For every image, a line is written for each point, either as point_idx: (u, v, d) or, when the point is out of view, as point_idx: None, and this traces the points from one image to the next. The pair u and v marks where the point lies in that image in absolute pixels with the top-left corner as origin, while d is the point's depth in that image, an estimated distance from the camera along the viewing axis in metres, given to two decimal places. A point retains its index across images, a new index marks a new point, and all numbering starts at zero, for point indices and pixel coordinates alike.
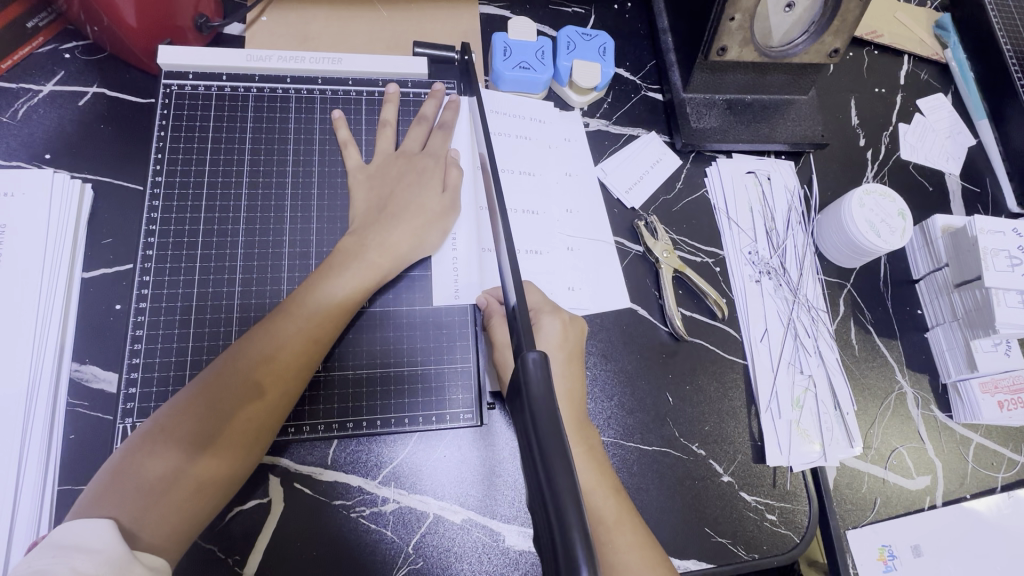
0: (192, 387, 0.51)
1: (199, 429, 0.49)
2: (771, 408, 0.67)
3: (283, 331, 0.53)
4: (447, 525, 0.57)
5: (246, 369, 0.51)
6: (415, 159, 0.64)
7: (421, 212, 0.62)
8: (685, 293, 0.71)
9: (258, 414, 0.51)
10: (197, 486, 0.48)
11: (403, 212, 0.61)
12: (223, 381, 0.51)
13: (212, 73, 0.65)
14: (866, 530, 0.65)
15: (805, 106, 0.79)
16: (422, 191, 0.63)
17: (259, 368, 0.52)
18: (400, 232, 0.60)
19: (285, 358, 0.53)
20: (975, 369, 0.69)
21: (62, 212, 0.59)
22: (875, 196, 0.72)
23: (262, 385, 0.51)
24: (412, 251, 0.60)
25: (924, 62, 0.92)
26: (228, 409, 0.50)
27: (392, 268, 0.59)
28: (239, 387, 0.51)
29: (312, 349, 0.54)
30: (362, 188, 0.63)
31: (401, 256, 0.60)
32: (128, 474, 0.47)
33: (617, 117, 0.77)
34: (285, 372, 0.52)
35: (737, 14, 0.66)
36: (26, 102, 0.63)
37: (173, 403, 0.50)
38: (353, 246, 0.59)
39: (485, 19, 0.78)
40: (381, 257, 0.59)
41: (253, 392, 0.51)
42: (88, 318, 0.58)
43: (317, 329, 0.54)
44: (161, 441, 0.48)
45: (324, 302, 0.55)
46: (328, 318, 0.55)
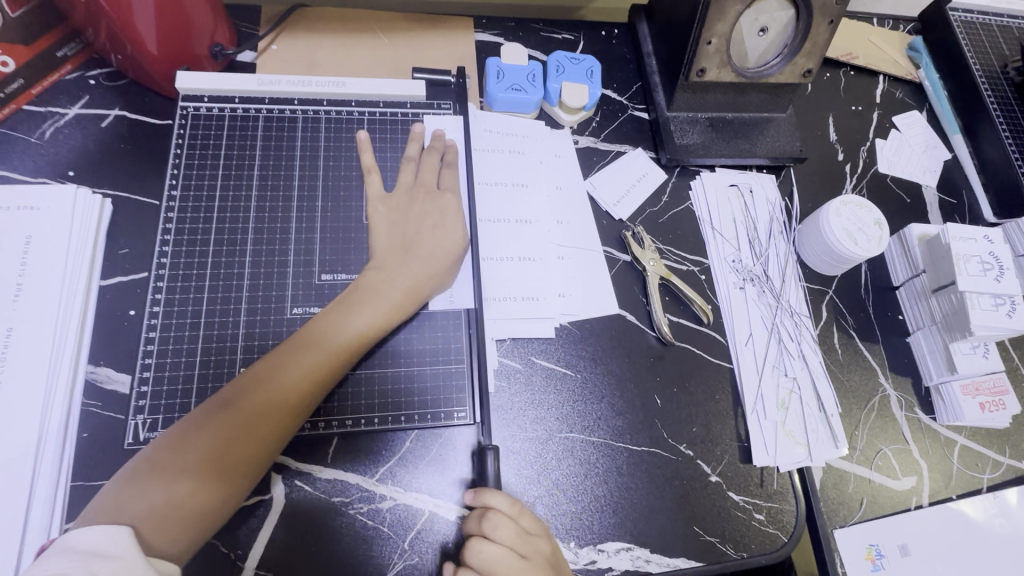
0: (208, 410, 0.53)
1: (213, 454, 0.51)
2: (757, 409, 0.69)
3: (298, 366, 0.56)
4: (442, 522, 0.59)
5: (259, 401, 0.54)
6: (419, 192, 0.68)
7: (437, 250, 0.65)
8: (672, 300, 0.74)
9: (277, 436, 0.54)
10: (205, 510, 0.50)
11: (420, 246, 0.64)
12: (238, 412, 0.53)
13: (225, 96, 0.70)
14: (854, 529, 0.66)
15: (784, 124, 0.83)
16: (439, 222, 0.66)
17: (271, 402, 0.54)
18: (421, 270, 0.63)
19: (298, 391, 0.55)
20: (955, 371, 0.71)
21: (83, 224, 0.63)
22: (852, 207, 0.75)
23: (276, 417, 0.54)
24: (429, 287, 0.63)
25: (899, 81, 0.96)
26: (251, 429, 0.53)
27: (411, 304, 0.62)
28: (255, 418, 0.53)
29: (332, 376, 0.57)
30: (382, 217, 0.66)
31: (419, 294, 0.62)
32: (142, 493, 0.48)
33: (605, 135, 0.82)
34: (298, 405, 0.55)
35: (713, 38, 0.71)
36: (53, 124, 0.68)
37: (197, 419, 0.52)
38: (373, 284, 0.61)
39: (481, 45, 0.83)
40: (400, 295, 0.61)
41: (266, 424, 0.53)
42: (104, 323, 0.61)
43: (338, 358, 0.57)
44: (174, 465, 0.50)
45: (338, 338, 0.58)
46: (342, 352, 0.57)
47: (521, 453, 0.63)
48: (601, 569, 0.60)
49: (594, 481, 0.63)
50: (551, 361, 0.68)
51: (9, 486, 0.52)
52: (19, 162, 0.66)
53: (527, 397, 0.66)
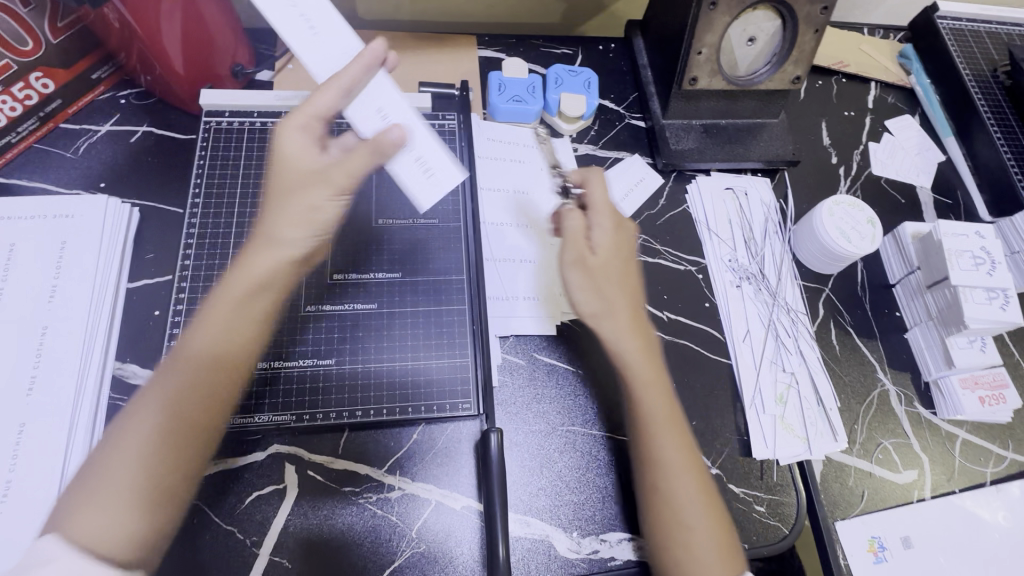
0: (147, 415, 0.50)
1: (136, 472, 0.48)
2: (755, 403, 0.71)
3: (181, 362, 0.52)
4: (449, 511, 0.61)
5: (166, 411, 0.50)
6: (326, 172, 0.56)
7: (321, 183, 0.56)
8: (670, 298, 0.76)
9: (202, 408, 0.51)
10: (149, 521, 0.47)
11: (287, 211, 0.56)
12: (181, 427, 0.50)
13: (245, 111, 0.75)
14: (855, 521, 0.67)
15: (777, 128, 0.86)
16: (312, 197, 0.56)
17: (167, 404, 0.50)
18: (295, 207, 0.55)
19: (194, 391, 0.51)
20: (952, 365, 0.72)
21: (114, 231, 0.67)
22: (844, 206, 0.78)
23: (197, 410, 0.51)
24: (308, 235, 0.56)
25: (891, 87, 0.99)
26: (180, 412, 0.50)
27: (292, 255, 0.56)
28: (193, 428, 0.50)
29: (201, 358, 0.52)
30: (291, 175, 0.56)
31: (290, 235, 0.56)
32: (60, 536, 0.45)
33: (604, 142, 0.85)
34: (217, 388, 0.52)
35: (703, 48, 0.75)
36: (87, 140, 0.73)
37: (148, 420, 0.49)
38: (283, 217, 0.55)
39: (484, 61, 0.88)
40: (256, 268, 0.55)
41: (199, 421, 0.51)
42: (131, 323, 0.65)
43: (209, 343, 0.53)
44: (85, 499, 0.46)
45: (199, 337, 0.53)
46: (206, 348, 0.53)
47: (524, 445, 0.66)
48: (603, 558, 0.61)
49: (596, 472, 0.65)
50: (553, 357, 0.70)
51: (44, 473, 0.56)
52: (56, 175, 0.71)
53: (530, 392, 0.68)
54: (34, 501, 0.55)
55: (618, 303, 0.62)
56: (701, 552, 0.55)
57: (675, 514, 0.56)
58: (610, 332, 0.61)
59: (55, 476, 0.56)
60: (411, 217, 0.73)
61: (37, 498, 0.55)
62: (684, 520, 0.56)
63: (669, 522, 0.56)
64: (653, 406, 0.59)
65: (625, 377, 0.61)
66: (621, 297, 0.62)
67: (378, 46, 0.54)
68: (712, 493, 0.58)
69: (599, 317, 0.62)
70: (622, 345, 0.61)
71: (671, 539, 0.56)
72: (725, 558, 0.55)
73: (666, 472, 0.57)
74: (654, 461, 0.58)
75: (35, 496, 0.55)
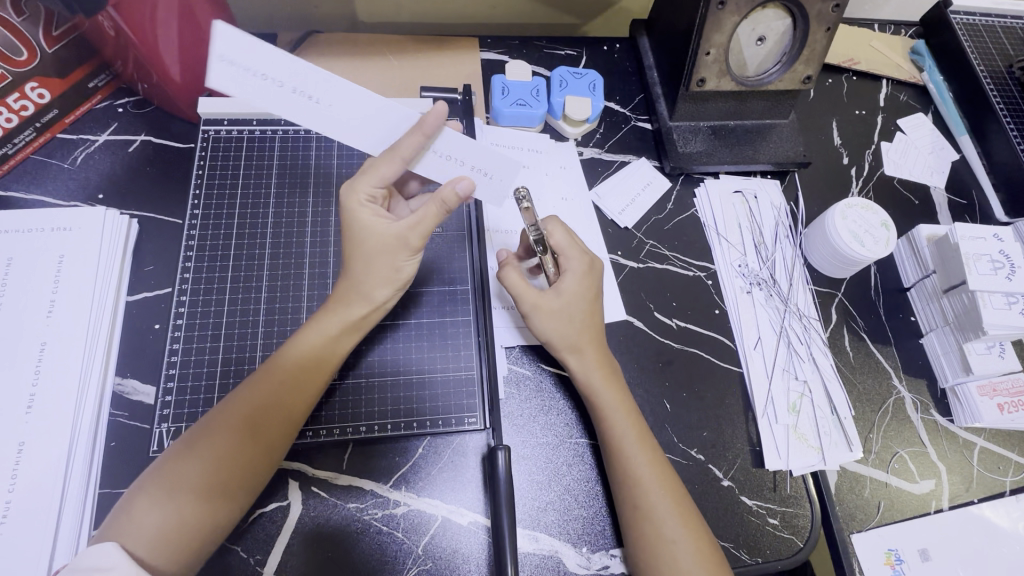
0: (228, 422, 0.54)
1: (205, 477, 0.52)
2: (767, 413, 0.69)
3: (289, 372, 0.57)
4: (455, 528, 0.60)
5: (252, 415, 0.54)
6: (407, 242, 0.58)
7: (400, 247, 0.58)
8: (680, 305, 0.75)
9: (279, 424, 0.55)
10: (202, 525, 0.51)
11: (371, 268, 0.59)
12: (252, 439, 0.54)
13: (243, 119, 0.74)
14: (871, 533, 0.66)
15: (787, 129, 0.84)
16: (395, 261, 0.59)
17: (260, 410, 0.55)
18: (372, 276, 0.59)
19: (284, 405, 0.56)
20: (970, 372, 0.71)
21: (112, 243, 0.66)
22: (857, 209, 0.76)
23: (283, 422, 0.56)
24: (384, 297, 0.61)
25: (903, 85, 0.97)
26: (261, 425, 0.55)
27: (370, 312, 0.61)
28: (262, 442, 0.54)
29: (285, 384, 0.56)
30: (370, 238, 0.59)
31: (373, 297, 0.60)
32: (135, 517, 0.50)
33: (609, 146, 0.83)
34: (294, 406, 0.56)
35: (711, 48, 0.73)
36: (84, 150, 0.72)
37: (220, 427, 0.54)
38: (366, 276, 0.59)
39: (486, 64, 0.87)
40: (351, 317, 0.60)
41: (278, 431, 0.55)
42: (131, 337, 0.64)
43: (292, 371, 0.57)
44: (169, 487, 0.51)
45: (311, 351, 0.58)
46: (289, 371, 0.57)
47: (532, 458, 0.64)
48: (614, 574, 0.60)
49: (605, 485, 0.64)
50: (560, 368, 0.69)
51: (43, 493, 0.55)
52: (53, 186, 0.70)
53: (537, 404, 0.67)
54: (33, 523, 0.54)
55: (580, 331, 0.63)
56: (683, 563, 0.54)
57: (656, 530, 0.56)
58: (573, 360, 0.63)
59: (55, 496, 0.55)
60: None
61: (36, 519, 0.54)
62: (665, 534, 0.55)
63: (651, 538, 0.56)
64: (619, 426, 0.61)
65: (592, 402, 0.62)
66: (582, 325, 0.63)
67: (441, 109, 0.52)
68: (687, 503, 0.58)
69: (567, 350, 0.63)
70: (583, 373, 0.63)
71: (653, 555, 0.55)
72: (706, 564, 0.55)
73: (643, 489, 0.57)
74: (630, 477, 0.58)
75: (34, 517, 0.54)
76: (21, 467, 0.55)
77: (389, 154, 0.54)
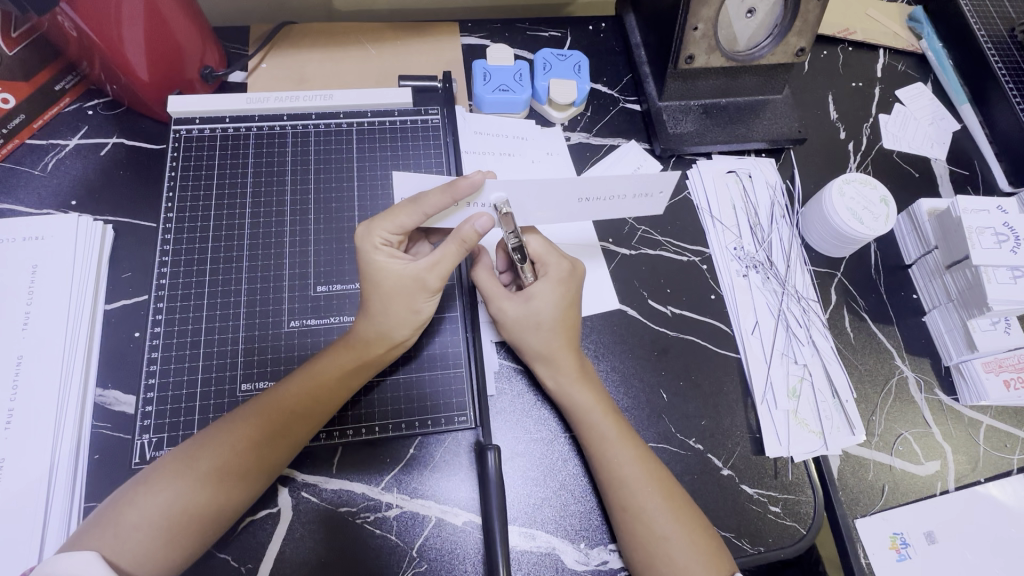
0: (244, 424, 0.54)
1: (205, 477, 0.51)
2: (767, 399, 0.67)
3: (312, 386, 0.56)
4: (450, 529, 0.59)
5: (274, 419, 0.54)
6: (424, 281, 0.57)
7: (419, 288, 0.57)
8: (674, 292, 0.73)
9: (295, 434, 0.55)
10: (192, 524, 0.50)
11: (389, 311, 0.57)
12: (265, 447, 0.53)
13: (216, 116, 0.71)
14: (876, 518, 0.64)
15: (781, 105, 0.81)
16: (414, 302, 0.58)
17: (284, 417, 0.54)
18: (390, 317, 0.57)
19: (304, 416, 0.55)
20: (975, 349, 0.69)
21: (86, 250, 0.64)
22: (855, 185, 0.73)
23: (301, 434, 0.55)
24: (400, 335, 0.58)
25: (901, 54, 0.93)
26: (277, 433, 0.54)
27: (380, 354, 0.58)
28: (272, 449, 0.54)
29: (314, 400, 0.55)
30: (385, 283, 0.57)
31: (394, 338, 0.58)
32: (142, 498, 0.50)
33: (598, 129, 0.81)
34: (314, 422, 0.56)
35: (699, 23, 0.69)
36: (55, 156, 0.70)
37: (235, 428, 0.53)
38: (381, 320, 0.57)
39: (467, 49, 0.84)
40: (366, 339, 0.57)
41: (292, 442, 0.55)
42: (110, 346, 0.62)
43: (321, 388, 0.56)
44: (173, 479, 0.51)
45: (337, 370, 0.56)
46: (315, 383, 0.56)
47: (527, 455, 0.63)
48: (613, 569, 0.59)
49: None
50: None
51: (27, 509, 0.54)
52: (24, 194, 0.68)
53: (531, 399, 0.65)
54: (16, 539, 0.53)
55: (547, 308, 0.62)
56: (679, 561, 0.53)
57: (648, 527, 0.55)
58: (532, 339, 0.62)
59: (38, 511, 0.54)
60: None
61: (19, 537, 0.53)
62: (656, 532, 0.54)
63: (645, 536, 0.55)
64: (603, 426, 0.59)
65: (569, 407, 0.61)
66: (558, 330, 0.62)
67: (476, 178, 0.54)
68: (679, 496, 0.57)
69: (544, 359, 0.62)
70: (540, 343, 0.62)
71: (647, 551, 0.54)
72: (703, 559, 0.54)
73: (628, 489, 0.56)
74: (614, 477, 0.57)
75: (18, 534, 0.53)
76: (4, 484, 0.54)
77: (411, 207, 0.55)
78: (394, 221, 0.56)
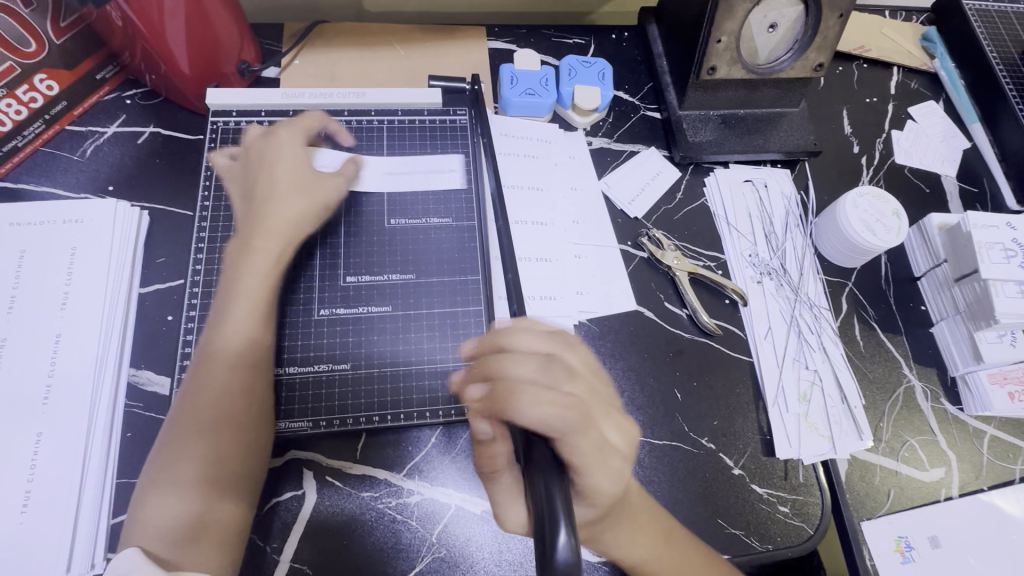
0: (196, 422, 0.56)
1: (195, 474, 0.54)
2: (778, 402, 0.69)
3: (234, 357, 0.59)
4: (468, 516, 0.61)
5: (212, 402, 0.57)
6: (321, 176, 0.68)
7: (314, 193, 0.67)
8: (704, 292, 0.75)
9: (246, 400, 0.57)
10: (210, 511, 0.53)
11: (304, 198, 0.66)
12: (228, 423, 0.56)
13: (252, 110, 0.73)
14: (881, 521, 0.66)
15: (798, 118, 0.83)
16: (322, 200, 0.67)
17: (219, 397, 0.57)
18: (304, 207, 0.66)
19: (242, 383, 0.58)
20: (981, 360, 0.70)
21: (124, 236, 0.66)
22: (868, 198, 0.75)
23: (250, 400, 0.58)
24: (306, 220, 0.66)
25: (915, 72, 0.96)
26: (227, 409, 0.57)
27: (280, 254, 0.64)
28: (238, 420, 0.56)
29: (239, 366, 0.58)
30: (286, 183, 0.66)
31: (303, 229, 0.66)
32: (149, 515, 0.53)
33: (618, 135, 0.83)
34: (248, 387, 0.58)
35: (723, 36, 0.72)
36: (94, 142, 0.72)
37: (188, 428, 0.56)
38: (282, 213, 0.65)
39: (493, 53, 0.86)
40: (257, 278, 0.62)
41: (251, 407, 0.57)
42: (144, 329, 0.64)
43: (240, 353, 0.59)
44: (167, 486, 0.54)
45: (238, 331, 0.60)
46: (237, 351, 0.59)
47: None
48: None
49: None
50: None
51: (62, 483, 0.55)
52: (63, 179, 0.70)
53: None
54: (52, 512, 0.54)
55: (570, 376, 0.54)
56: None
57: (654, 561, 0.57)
58: (611, 428, 0.55)
59: (74, 487, 0.55)
60: (423, 217, 0.71)
61: (56, 510, 0.54)
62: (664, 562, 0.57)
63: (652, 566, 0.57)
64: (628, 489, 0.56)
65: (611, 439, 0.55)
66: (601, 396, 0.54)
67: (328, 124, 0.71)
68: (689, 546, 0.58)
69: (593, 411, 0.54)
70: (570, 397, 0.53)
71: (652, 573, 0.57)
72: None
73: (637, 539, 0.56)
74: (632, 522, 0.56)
75: (53, 506, 0.54)
76: (39, 457, 0.56)
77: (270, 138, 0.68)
78: (258, 150, 0.67)
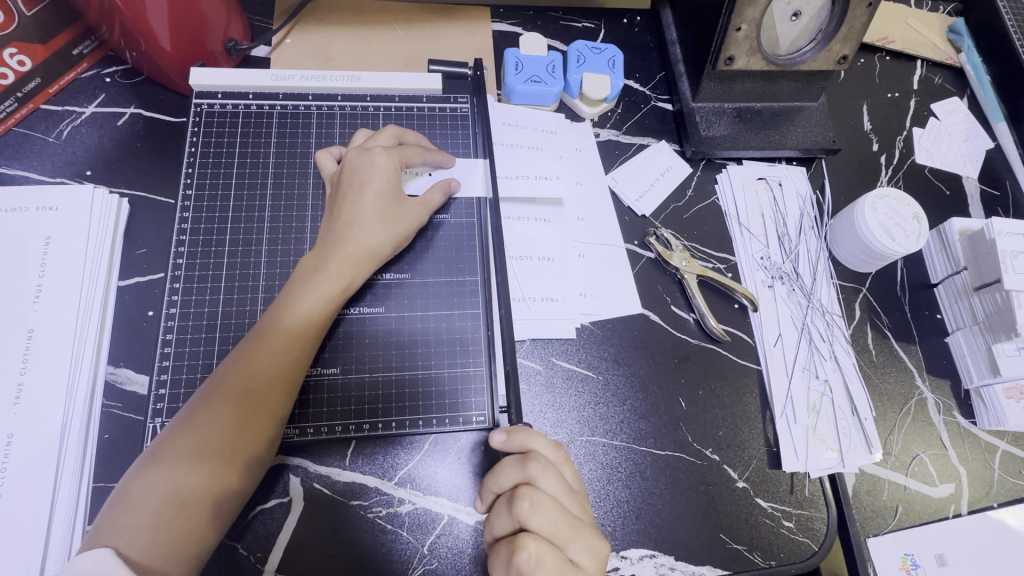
0: (220, 400, 0.52)
1: (198, 453, 0.50)
2: (787, 413, 0.66)
3: (280, 340, 0.54)
4: (461, 527, 0.58)
5: (245, 382, 0.53)
6: (404, 202, 0.62)
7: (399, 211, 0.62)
8: (712, 295, 0.72)
9: (279, 388, 0.53)
10: (205, 494, 0.49)
11: (360, 225, 0.59)
12: (252, 409, 0.52)
13: (240, 92, 0.69)
14: (887, 538, 0.64)
15: (816, 113, 0.79)
16: (396, 231, 0.61)
17: (248, 385, 0.52)
18: (372, 233, 0.60)
19: (282, 372, 0.54)
20: (998, 374, 0.68)
21: (101, 225, 0.62)
22: (888, 201, 0.72)
23: (282, 389, 0.54)
24: (383, 249, 0.60)
25: (939, 66, 0.91)
26: (259, 393, 0.52)
27: (352, 278, 0.59)
28: (261, 408, 0.52)
29: (290, 352, 0.55)
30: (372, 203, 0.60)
31: (376, 255, 0.60)
32: (137, 492, 0.48)
33: (627, 127, 0.79)
34: (281, 386, 0.54)
35: (743, 23, 0.67)
36: (70, 123, 0.67)
37: (212, 402, 0.52)
38: (364, 240, 0.59)
39: (497, 35, 0.81)
40: (347, 270, 0.58)
41: (279, 397, 0.53)
42: (122, 324, 0.60)
43: (295, 341, 0.55)
44: (166, 463, 0.49)
45: (300, 316, 0.56)
46: (287, 334, 0.55)
47: None
48: None
49: (615, 487, 0.61)
50: (571, 362, 0.66)
51: (33, 488, 0.52)
52: (37, 162, 0.65)
53: (546, 399, 0.64)
54: (22, 518, 0.51)
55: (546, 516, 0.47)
56: None
57: None
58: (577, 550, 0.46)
59: (46, 492, 0.53)
60: None
61: (26, 515, 0.52)
62: None
63: None
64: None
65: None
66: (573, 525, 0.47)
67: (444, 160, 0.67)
68: None
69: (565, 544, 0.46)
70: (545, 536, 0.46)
71: None
72: None
73: None
74: None
75: (24, 512, 0.52)
76: (9, 461, 0.53)
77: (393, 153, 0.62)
78: (355, 162, 0.61)
